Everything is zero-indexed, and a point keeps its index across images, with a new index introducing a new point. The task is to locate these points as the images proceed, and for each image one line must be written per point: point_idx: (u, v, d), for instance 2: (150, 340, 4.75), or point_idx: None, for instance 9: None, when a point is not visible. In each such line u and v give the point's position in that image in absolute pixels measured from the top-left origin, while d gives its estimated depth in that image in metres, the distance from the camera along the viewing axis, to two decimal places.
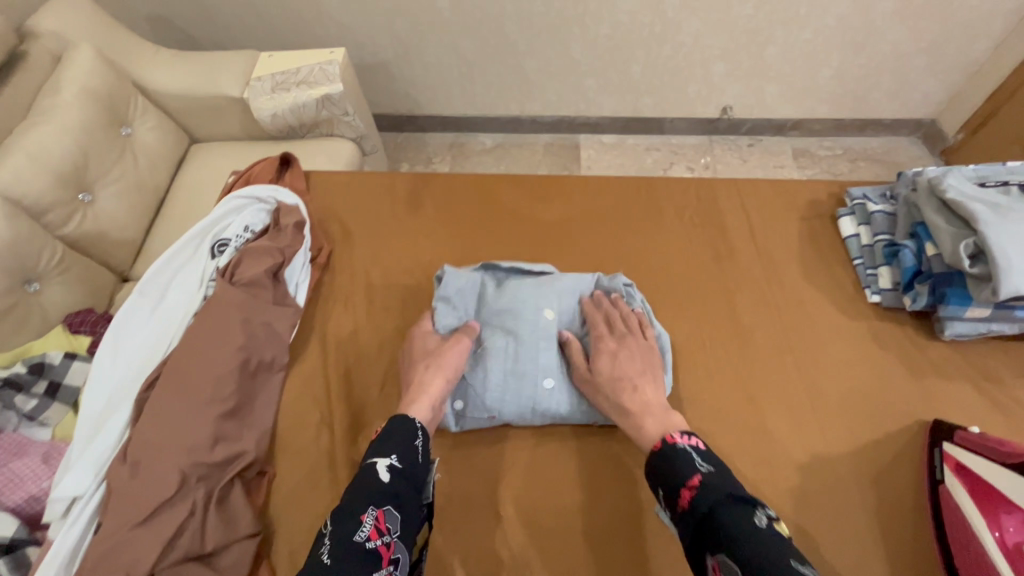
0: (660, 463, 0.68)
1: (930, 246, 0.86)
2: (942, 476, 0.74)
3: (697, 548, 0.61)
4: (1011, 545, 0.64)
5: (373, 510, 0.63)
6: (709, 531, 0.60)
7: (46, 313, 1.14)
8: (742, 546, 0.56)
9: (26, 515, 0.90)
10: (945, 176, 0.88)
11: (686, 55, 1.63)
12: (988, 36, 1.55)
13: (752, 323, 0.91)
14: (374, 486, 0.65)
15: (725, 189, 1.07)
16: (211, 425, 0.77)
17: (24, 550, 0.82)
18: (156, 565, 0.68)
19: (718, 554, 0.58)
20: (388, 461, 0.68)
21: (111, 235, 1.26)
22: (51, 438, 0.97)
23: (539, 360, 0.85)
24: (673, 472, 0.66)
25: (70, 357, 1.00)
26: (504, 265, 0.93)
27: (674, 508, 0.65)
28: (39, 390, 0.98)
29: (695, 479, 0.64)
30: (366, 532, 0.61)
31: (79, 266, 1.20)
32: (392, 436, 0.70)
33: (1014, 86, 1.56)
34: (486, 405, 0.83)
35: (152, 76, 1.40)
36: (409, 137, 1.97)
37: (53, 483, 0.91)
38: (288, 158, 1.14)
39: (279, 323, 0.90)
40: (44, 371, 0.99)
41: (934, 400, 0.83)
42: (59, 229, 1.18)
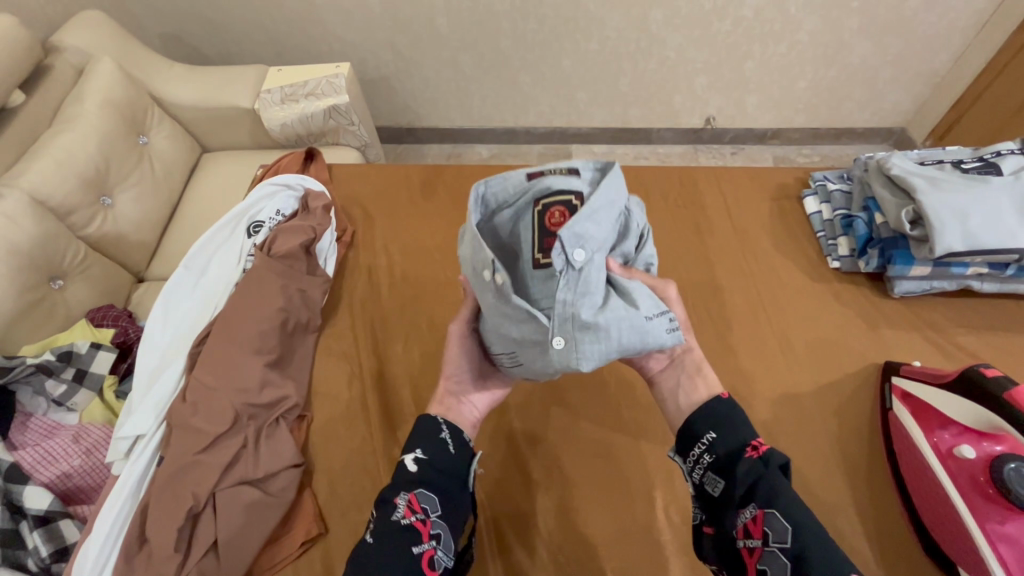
0: (727, 410, 0.72)
1: (879, 215, 1.00)
2: (890, 404, 0.86)
3: (740, 500, 0.65)
4: (944, 449, 0.77)
5: (405, 493, 0.66)
6: (762, 489, 0.64)
7: (69, 308, 1.22)
8: (795, 511, 0.61)
9: (57, 491, 0.98)
10: (890, 156, 1.02)
11: (670, 68, 1.79)
12: (949, 50, 1.72)
13: (727, 288, 1.04)
14: (403, 475, 0.68)
15: (701, 177, 1.21)
16: (259, 372, 0.89)
17: (58, 523, 0.92)
18: (217, 486, 0.79)
19: (766, 507, 0.63)
20: (417, 453, 0.69)
21: (129, 237, 1.38)
22: (79, 421, 1.06)
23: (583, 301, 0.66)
24: (734, 427, 0.70)
25: (96, 347, 1.10)
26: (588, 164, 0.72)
27: (723, 457, 0.68)
28: (67, 376, 1.06)
29: (757, 440, 0.68)
30: (401, 512, 0.64)
31: (98, 265, 1.30)
32: (421, 427, 0.72)
33: (976, 93, 1.72)
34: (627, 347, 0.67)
35: (167, 90, 1.53)
36: (409, 148, 2.12)
37: (84, 461, 1.00)
38: (312, 152, 1.26)
39: (312, 290, 1.01)
40: (71, 359, 1.07)
41: (886, 346, 0.96)
42: (82, 230, 1.28)
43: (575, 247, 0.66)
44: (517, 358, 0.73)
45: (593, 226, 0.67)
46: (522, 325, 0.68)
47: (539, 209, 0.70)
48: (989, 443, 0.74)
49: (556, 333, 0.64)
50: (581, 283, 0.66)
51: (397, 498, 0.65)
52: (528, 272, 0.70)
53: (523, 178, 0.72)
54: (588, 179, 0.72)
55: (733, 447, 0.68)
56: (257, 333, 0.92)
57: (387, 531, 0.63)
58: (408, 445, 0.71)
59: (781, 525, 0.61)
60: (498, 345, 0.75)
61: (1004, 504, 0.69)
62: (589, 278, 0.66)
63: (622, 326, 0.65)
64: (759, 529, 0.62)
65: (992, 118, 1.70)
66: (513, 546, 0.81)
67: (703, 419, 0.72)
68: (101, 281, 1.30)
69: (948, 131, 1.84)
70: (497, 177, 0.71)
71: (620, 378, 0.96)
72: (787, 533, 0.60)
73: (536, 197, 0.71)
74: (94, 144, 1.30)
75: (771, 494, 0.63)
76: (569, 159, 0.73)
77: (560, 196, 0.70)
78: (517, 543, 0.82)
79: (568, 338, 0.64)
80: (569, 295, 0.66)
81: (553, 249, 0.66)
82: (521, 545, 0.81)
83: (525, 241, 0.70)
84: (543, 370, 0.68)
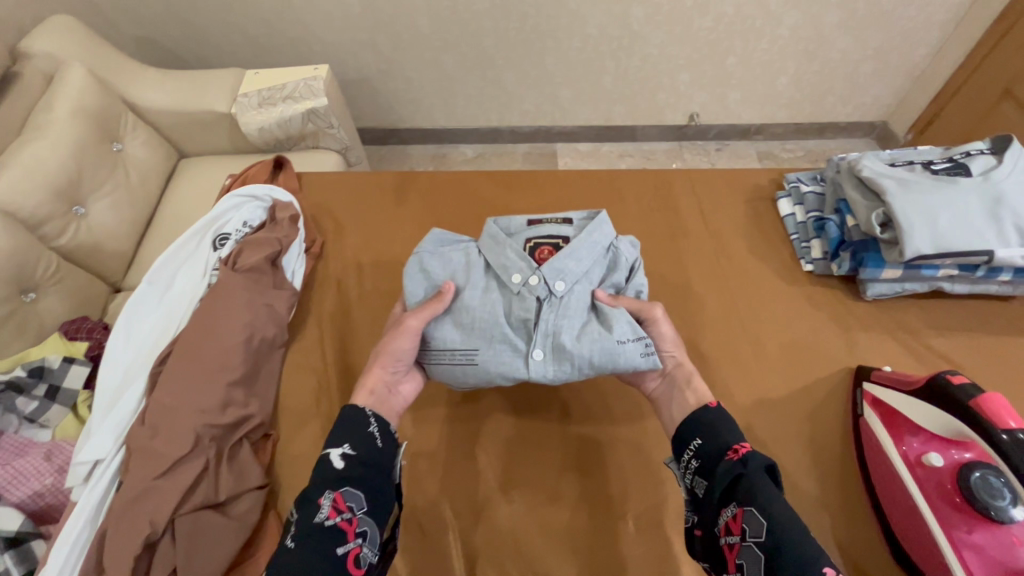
0: (711, 417, 0.73)
1: (850, 218, 0.99)
2: (861, 410, 0.86)
3: (723, 499, 0.66)
4: (913, 457, 0.76)
5: (331, 492, 0.65)
6: (742, 487, 0.64)
7: (43, 321, 1.19)
8: (771, 507, 0.60)
9: (29, 510, 0.97)
10: (862, 158, 1.01)
11: (653, 65, 1.77)
12: (928, 43, 1.72)
13: (702, 291, 1.04)
14: (329, 473, 0.67)
15: (678, 179, 1.20)
16: (221, 392, 0.86)
17: (29, 544, 0.90)
18: (176, 511, 0.76)
19: (745, 505, 0.62)
20: (342, 449, 0.69)
21: (105, 245, 1.34)
22: (52, 438, 1.03)
23: (559, 322, 0.80)
24: (718, 432, 0.71)
25: (69, 361, 1.05)
26: (576, 218, 0.93)
27: (708, 460, 0.69)
28: (39, 393, 1.03)
29: (741, 444, 0.69)
30: (325, 513, 0.64)
31: (72, 277, 1.27)
32: (346, 424, 0.72)
33: (954, 87, 1.73)
34: (590, 360, 0.78)
35: (142, 95, 1.48)
36: (392, 150, 2.09)
37: (57, 480, 0.99)
38: (281, 160, 1.22)
39: (278, 304, 0.99)
40: (43, 374, 1.04)
41: (858, 349, 0.96)
42: (54, 241, 1.25)
43: (557, 278, 0.84)
44: (473, 358, 0.80)
45: (573, 263, 0.85)
46: (498, 333, 0.80)
47: (531, 246, 0.89)
48: (957, 451, 0.74)
49: (538, 346, 0.79)
50: (562, 308, 0.82)
51: (322, 496, 0.65)
52: (513, 291, 0.84)
53: (524, 224, 0.92)
54: (576, 227, 0.92)
55: (719, 449, 0.69)
56: (222, 349, 0.90)
57: (311, 529, 0.62)
58: (332, 442, 0.71)
59: (756, 520, 0.60)
60: (454, 346, 0.81)
61: (971, 513, 0.68)
62: (568, 303, 0.82)
63: (591, 343, 0.78)
64: (737, 525, 0.62)
65: (972, 111, 1.70)
66: (481, 560, 0.80)
67: (695, 428, 0.73)
68: (76, 292, 1.27)
69: (929, 125, 1.85)
70: (506, 219, 0.93)
71: (590, 385, 0.95)
72: (761, 527, 0.60)
73: (530, 237, 0.90)
74: (66, 152, 1.26)
75: (750, 492, 0.63)
76: (565, 212, 0.94)
77: (550, 239, 0.90)
78: (485, 557, 0.80)
79: (547, 352, 0.79)
80: (551, 316, 0.81)
81: (542, 276, 0.84)
82: (488, 559, 0.80)
83: (518, 264, 0.85)
84: (511, 374, 0.79)
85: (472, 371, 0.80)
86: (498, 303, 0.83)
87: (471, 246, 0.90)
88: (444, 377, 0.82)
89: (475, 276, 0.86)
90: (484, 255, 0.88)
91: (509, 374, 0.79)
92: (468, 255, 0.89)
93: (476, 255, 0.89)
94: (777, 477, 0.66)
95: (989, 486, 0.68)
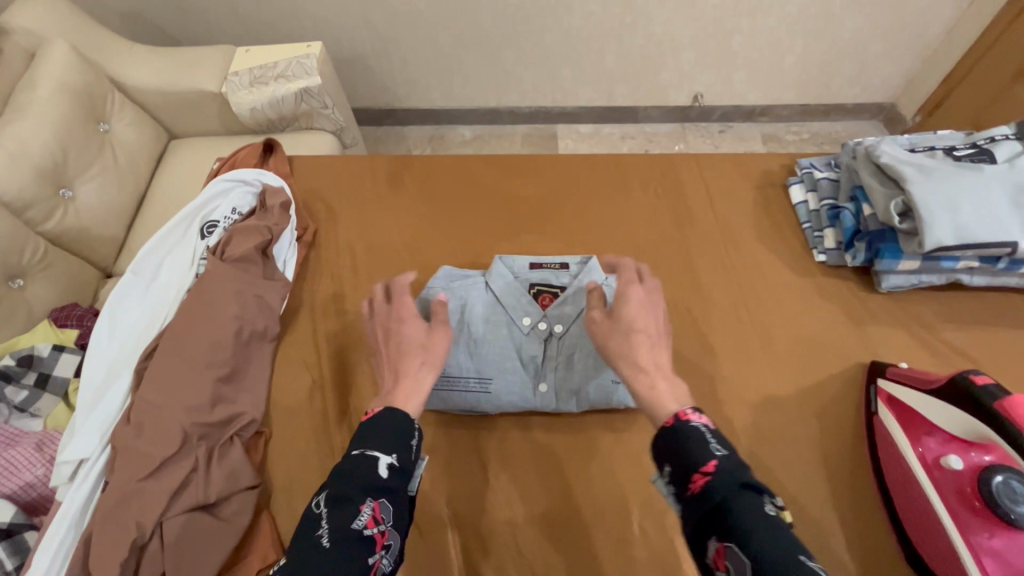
0: (675, 436, 0.62)
1: (867, 206, 0.95)
2: (875, 408, 0.83)
3: (698, 532, 0.57)
4: (931, 459, 0.74)
5: (371, 500, 0.58)
6: (719, 516, 0.55)
7: (32, 307, 1.14)
8: (754, 539, 0.52)
9: (24, 501, 0.92)
10: (880, 143, 0.97)
11: (656, 45, 1.71)
12: (940, 22, 1.65)
13: (711, 283, 1.00)
14: (373, 476, 0.59)
15: (686, 164, 1.15)
16: (209, 389, 0.83)
17: (23, 535, 0.85)
18: (164, 514, 0.74)
19: (725, 540, 0.54)
20: (389, 458, 0.61)
21: (94, 230, 1.29)
22: (43, 428, 0.99)
23: (564, 363, 0.89)
24: (683, 453, 0.61)
25: (58, 350, 1.03)
26: (573, 262, 0.99)
27: (678, 486, 0.60)
28: (29, 381, 1.00)
29: (709, 463, 0.58)
30: (364, 521, 0.56)
31: (61, 262, 1.21)
32: (388, 428, 0.63)
33: (966, 69, 1.66)
34: (590, 395, 0.86)
35: (127, 73, 1.40)
36: (387, 131, 2.03)
37: (48, 471, 0.93)
38: (272, 143, 1.16)
39: (269, 296, 0.95)
40: (33, 363, 1.01)
41: (871, 344, 0.92)
42: (41, 226, 1.20)
43: (559, 321, 0.92)
44: (485, 387, 0.87)
45: (574, 308, 0.92)
46: (510, 370, 0.88)
47: (533, 293, 0.97)
48: (976, 453, 0.71)
49: (545, 380, 0.88)
50: (565, 348, 0.90)
51: (363, 502, 0.57)
52: (522, 331, 0.91)
53: (527, 267, 0.99)
54: (572, 273, 0.98)
55: (683, 476, 0.60)
56: (209, 345, 0.86)
57: (350, 536, 0.54)
58: (376, 443, 0.62)
59: (738, 560, 0.52)
60: (467, 373, 0.88)
61: (991, 518, 0.66)
62: (570, 344, 0.90)
63: (592, 381, 0.87)
64: (722, 562, 0.54)
65: (982, 93, 1.64)
66: (481, 564, 0.78)
67: (661, 448, 0.64)
68: (65, 279, 1.21)
69: (938, 107, 1.78)
70: (511, 258, 0.99)
71: None
72: (745, 567, 0.51)
73: (533, 282, 0.98)
74: (48, 133, 1.20)
75: (728, 525, 0.54)
76: (561, 257, 1.01)
77: (550, 287, 0.98)
78: (484, 558, 0.78)
79: (553, 386, 0.88)
80: (557, 356, 0.90)
81: (547, 321, 0.92)
82: (487, 561, 0.78)
83: (527, 307, 0.92)
84: (520, 403, 0.87)
85: (484, 398, 0.87)
86: (508, 341, 0.91)
87: (480, 282, 0.96)
88: (452, 404, 0.87)
89: (486, 314, 0.92)
90: (494, 293, 0.94)
91: (519, 403, 0.87)
92: (478, 292, 0.95)
93: (486, 293, 0.95)
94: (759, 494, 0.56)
95: (1011, 491, 0.65)
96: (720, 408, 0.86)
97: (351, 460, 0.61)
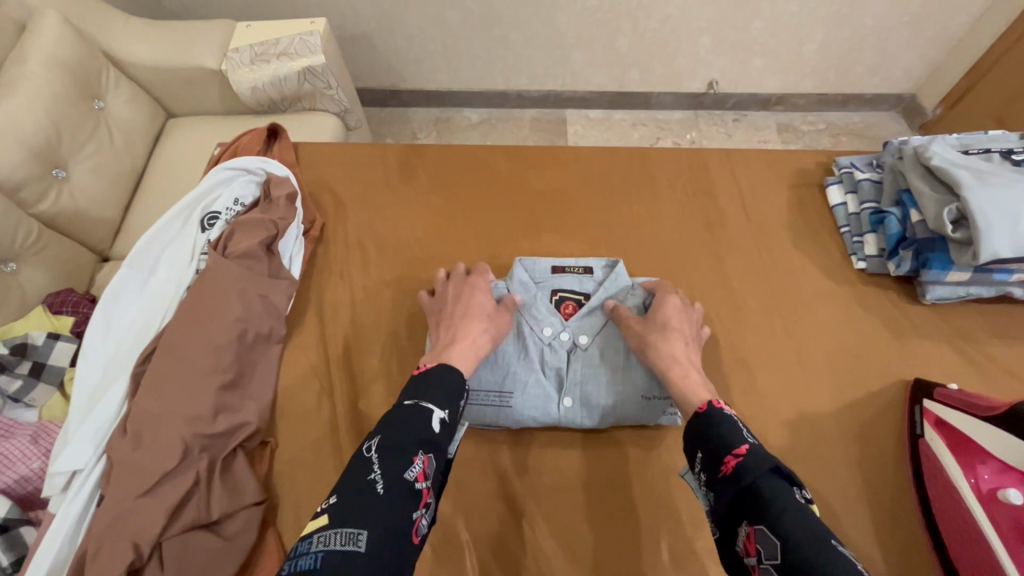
0: (706, 424, 0.64)
1: (915, 212, 0.89)
2: (921, 431, 0.78)
3: (731, 514, 0.57)
4: (985, 491, 0.69)
5: (421, 454, 0.56)
6: (751, 497, 0.55)
7: (26, 294, 1.07)
8: (784, 519, 0.52)
9: (19, 495, 0.85)
10: (930, 144, 0.90)
11: (672, 28, 1.62)
12: (970, 10, 1.56)
13: (742, 288, 0.94)
14: (425, 431, 0.58)
15: (716, 159, 1.08)
16: (212, 397, 0.78)
17: (18, 530, 0.80)
18: (162, 533, 0.69)
19: (757, 522, 0.53)
20: (442, 413, 0.60)
21: (91, 213, 1.22)
22: (37, 419, 0.93)
23: (590, 376, 0.84)
24: (716, 437, 0.61)
25: (53, 337, 0.96)
26: (597, 266, 0.93)
27: (709, 473, 0.61)
28: (23, 371, 0.94)
29: (741, 447, 0.59)
30: (415, 473, 0.55)
31: (57, 245, 1.15)
32: (444, 383, 0.63)
33: (993, 60, 1.57)
34: (617, 411, 0.82)
35: (119, 45, 1.31)
36: (392, 112, 1.94)
37: (46, 463, 0.86)
38: (276, 128, 1.08)
39: (275, 295, 0.89)
40: (27, 352, 0.95)
41: (913, 359, 0.87)
42: (34, 207, 1.13)
43: (583, 332, 0.87)
44: (506, 401, 0.82)
45: (598, 319, 0.88)
46: (532, 383, 0.83)
47: (556, 300, 0.91)
48: None
49: (569, 394, 0.83)
50: (590, 360, 0.85)
51: (416, 453, 0.56)
52: (544, 342, 0.86)
53: (549, 271, 0.93)
54: (596, 279, 0.92)
55: (715, 459, 0.60)
56: (210, 349, 0.81)
57: (400, 486, 0.53)
58: (431, 397, 0.61)
59: (771, 542, 0.52)
60: (486, 387, 0.83)
61: None
62: (596, 356, 0.85)
63: (620, 396, 0.82)
64: (752, 546, 0.54)
65: (1007, 86, 1.55)
66: None
67: (693, 436, 0.65)
68: (58, 264, 1.14)
69: (960, 100, 1.69)
70: (532, 262, 0.93)
71: None
72: (777, 547, 0.51)
73: (556, 290, 0.92)
74: (41, 109, 1.13)
75: (762, 506, 0.54)
76: (585, 260, 0.94)
77: (574, 294, 0.91)
78: None
79: (578, 399, 0.83)
80: (581, 368, 0.85)
81: (570, 331, 0.87)
82: None
83: (549, 317, 0.87)
84: (543, 418, 0.82)
85: (504, 413, 0.82)
86: (530, 352, 0.85)
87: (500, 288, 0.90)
88: (470, 418, 0.82)
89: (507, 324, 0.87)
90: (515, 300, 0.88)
91: (542, 418, 0.82)
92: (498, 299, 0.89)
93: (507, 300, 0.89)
94: (790, 481, 0.56)
95: None
96: (753, 426, 0.81)
97: (406, 409, 0.59)
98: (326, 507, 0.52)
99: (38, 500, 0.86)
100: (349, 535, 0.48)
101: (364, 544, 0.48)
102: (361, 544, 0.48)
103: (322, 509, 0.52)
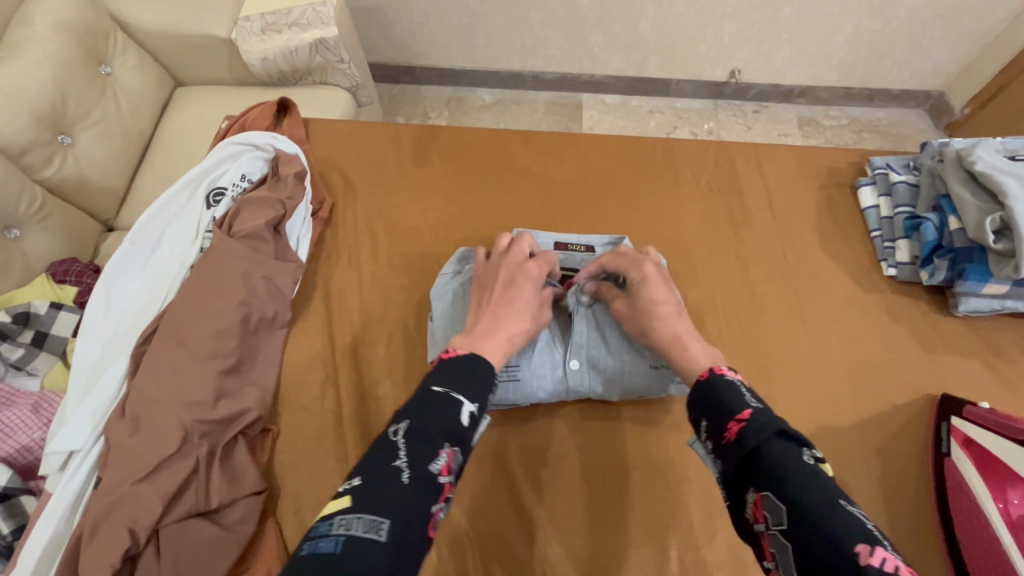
0: (707, 391, 0.58)
1: (953, 219, 0.84)
2: (947, 449, 0.75)
3: (736, 483, 0.52)
4: (1015, 517, 0.66)
5: (449, 447, 0.52)
6: (755, 464, 0.51)
7: (29, 261, 1.05)
8: (790, 484, 0.48)
9: (20, 465, 0.83)
10: (974, 147, 0.85)
11: (697, 12, 1.55)
12: (1009, 6, 1.48)
13: (765, 292, 0.90)
14: (456, 422, 0.53)
15: (743, 154, 1.03)
16: (214, 383, 0.75)
17: (18, 499, 0.78)
18: (159, 521, 0.68)
19: (764, 487, 0.49)
20: (473, 406, 0.56)
21: (95, 181, 1.18)
22: (39, 388, 0.91)
23: (595, 345, 0.83)
24: (718, 404, 0.56)
25: (56, 307, 0.94)
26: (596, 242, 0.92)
27: (711, 438, 0.56)
28: (25, 339, 0.92)
29: (745, 412, 0.54)
30: (440, 466, 0.51)
31: (59, 213, 1.11)
32: (476, 375, 0.59)
33: None
34: (626, 380, 0.80)
35: (125, 8, 1.26)
36: (405, 89, 1.88)
37: (47, 434, 0.84)
38: (286, 102, 1.04)
39: (280, 279, 0.86)
40: (30, 321, 0.93)
41: (941, 374, 0.83)
42: (38, 173, 1.09)
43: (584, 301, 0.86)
44: (511, 373, 0.79)
45: None
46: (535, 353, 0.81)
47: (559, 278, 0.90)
48: None
49: (575, 363, 0.81)
50: (593, 328, 0.84)
51: (442, 444, 0.52)
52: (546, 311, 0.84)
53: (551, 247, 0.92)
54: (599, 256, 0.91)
55: (717, 427, 0.55)
56: (212, 333, 0.78)
57: (426, 478, 0.50)
58: (464, 388, 0.57)
59: (777, 508, 0.48)
60: None
61: None
62: (600, 324, 0.84)
63: (627, 364, 0.81)
64: (759, 513, 0.50)
65: None
66: None
67: (694, 403, 0.59)
68: (64, 233, 1.11)
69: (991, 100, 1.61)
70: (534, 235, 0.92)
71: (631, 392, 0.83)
72: (784, 513, 0.47)
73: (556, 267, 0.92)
74: (44, 72, 1.08)
75: (766, 472, 0.49)
76: (587, 237, 0.93)
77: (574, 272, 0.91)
78: None
79: (585, 368, 0.81)
80: (586, 337, 0.83)
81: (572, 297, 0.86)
82: None
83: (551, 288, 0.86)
84: (550, 390, 0.80)
85: (511, 386, 0.79)
86: None
87: None
88: None
89: None
90: None
91: (548, 390, 0.80)
92: None
93: None
94: (797, 443, 0.51)
95: None
96: None
97: (436, 397, 0.55)
98: (348, 488, 0.49)
99: (35, 472, 0.84)
100: (371, 522, 0.45)
101: (385, 534, 0.45)
102: (381, 534, 0.45)
103: (344, 489, 0.49)
